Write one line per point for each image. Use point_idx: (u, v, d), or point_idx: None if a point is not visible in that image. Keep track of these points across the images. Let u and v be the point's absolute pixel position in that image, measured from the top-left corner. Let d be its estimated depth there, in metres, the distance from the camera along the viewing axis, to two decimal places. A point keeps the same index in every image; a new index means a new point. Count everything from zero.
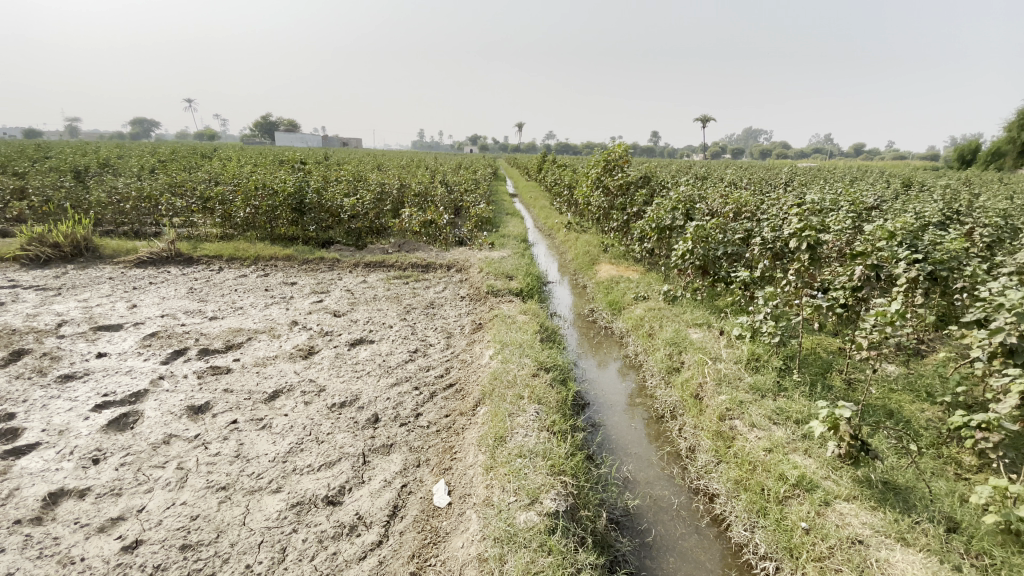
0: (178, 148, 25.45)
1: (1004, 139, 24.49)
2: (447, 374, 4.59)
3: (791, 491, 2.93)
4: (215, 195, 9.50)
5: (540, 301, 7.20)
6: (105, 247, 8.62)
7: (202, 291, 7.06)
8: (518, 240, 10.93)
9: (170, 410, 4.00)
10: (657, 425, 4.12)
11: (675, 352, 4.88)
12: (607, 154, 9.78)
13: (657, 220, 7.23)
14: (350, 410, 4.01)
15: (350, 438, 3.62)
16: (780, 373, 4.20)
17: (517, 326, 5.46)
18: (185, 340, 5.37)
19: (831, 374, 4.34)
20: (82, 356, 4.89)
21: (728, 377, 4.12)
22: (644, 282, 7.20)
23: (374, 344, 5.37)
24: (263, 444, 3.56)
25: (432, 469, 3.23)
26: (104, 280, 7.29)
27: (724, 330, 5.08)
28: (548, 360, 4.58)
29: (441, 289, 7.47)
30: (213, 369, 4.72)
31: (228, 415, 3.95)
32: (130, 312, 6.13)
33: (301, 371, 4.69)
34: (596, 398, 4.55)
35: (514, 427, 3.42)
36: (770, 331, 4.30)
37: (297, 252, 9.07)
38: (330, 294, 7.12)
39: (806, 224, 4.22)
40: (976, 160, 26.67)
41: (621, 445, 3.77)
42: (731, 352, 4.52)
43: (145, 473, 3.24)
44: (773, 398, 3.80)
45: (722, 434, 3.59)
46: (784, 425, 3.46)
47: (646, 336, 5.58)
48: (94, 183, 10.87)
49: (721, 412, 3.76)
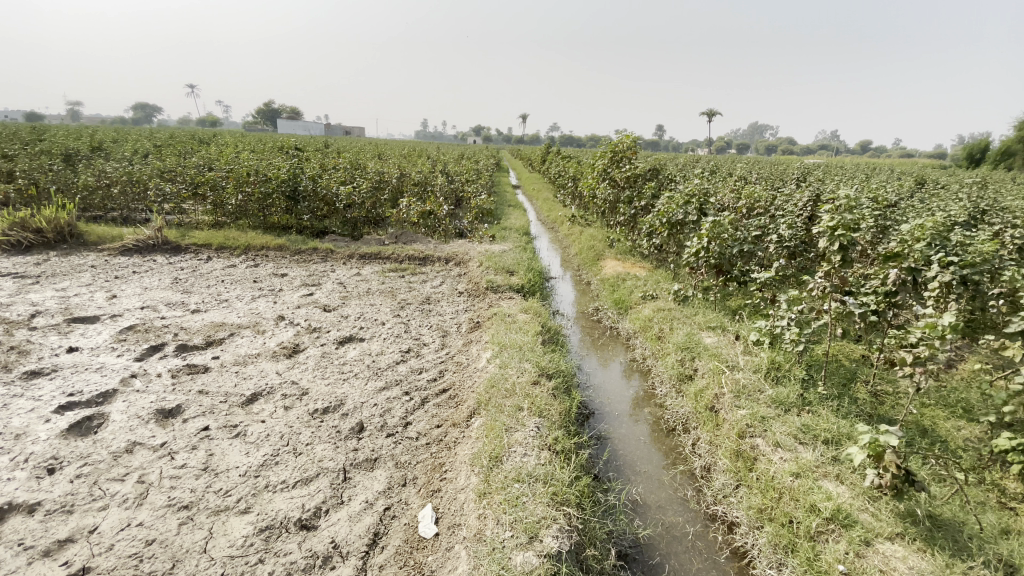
0: (178, 134, 24.88)
1: (1015, 138, 23.93)
2: (441, 378, 4.25)
3: (824, 526, 2.59)
4: (205, 180, 9.12)
5: (542, 297, 6.86)
6: (90, 233, 8.25)
7: (187, 282, 6.71)
8: (520, 234, 10.54)
9: (138, 413, 3.66)
10: (668, 439, 3.79)
11: (688, 358, 4.52)
12: (614, 145, 9.35)
13: (668, 214, 6.84)
14: (332, 417, 3.67)
15: (331, 451, 3.27)
16: (803, 385, 3.84)
17: (517, 327, 5.10)
18: (163, 334, 5.04)
19: (856, 386, 3.99)
20: (52, 350, 4.55)
21: (747, 389, 3.76)
22: (652, 280, 6.84)
23: (364, 343, 5.03)
24: (235, 455, 3.23)
25: (419, 490, 2.89)
26: (85, 269, 6.94)
27: (740, 335, 4.72)
28: (550, 365, 4.23)
29: (438, 284, 7.11)
30: (189, 368, 4.38)
31: (201, 420, 3.61)
32: (109, 303, 5.79)
33: (284, 372, 4.35)
34: (601, 406, 4.21)
35: (511, 444, 3.08)
36: (793, 339, 3.94)
37: (289, 242, 8.71)
38: (321, 287, 6.76)
39: (838, 221, 3.74)
40: (985, 159, 26.02)
41: (629, 462, 3.44)
42: (748, 359, 4.16)
43: (102, 487, 2.91)
44: (797, 414, 3.45)
45: (742, 454, 3.26)
46: (812, 446, 3.12)
47: (655, 339, 5.23)
48: (82, 166, 10.49)
49: (740, 428, 3.41)
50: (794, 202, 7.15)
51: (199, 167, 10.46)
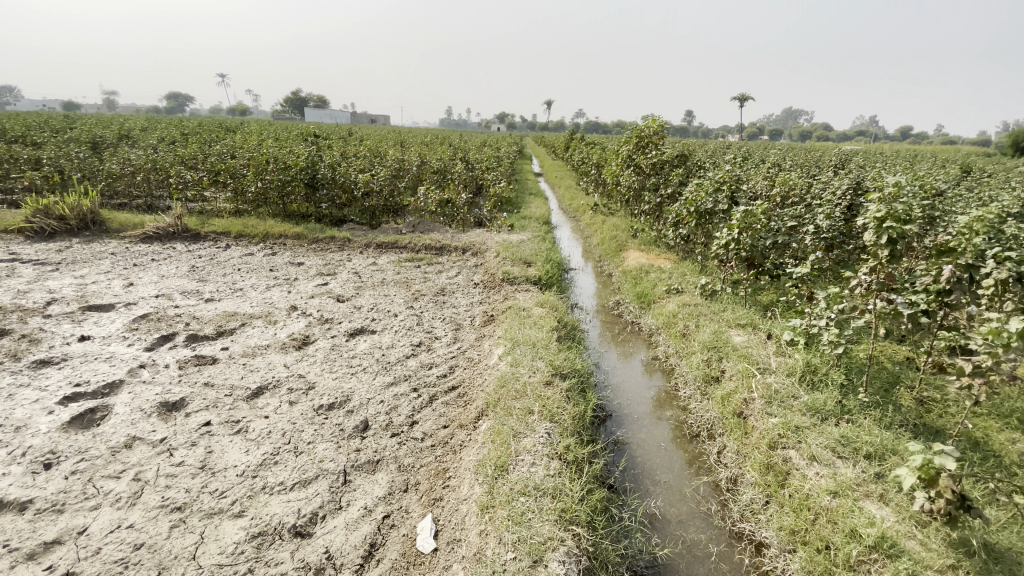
0: (206, 123, 25.21)
1: None
2: (451, 375, 4.07)
3: (866, 554, 2.30)
4: (225, 168, 9.12)
5: (561, 290, 6.62)
6: (114, 221, 8.33)
7: (204, 270, 6.68)
8: (540, 223, 10.25)
9: (141, 407, 3.59)
10: (691, 446, 3.53)
11: (715, 358, 4.22)
12: (639, 130, 8.94)
13: (696, 203, 6.46)
14: (337, 414, 3.53)
15: (332, 451, 3.13)
16: (842, 391, 3.51)
17: (532, 322, 4.87)
18: (175, 324, 4.99)
19: (900, 393, 3.66)
20: (64, 339, 4.55)
21: (779, 394, 3.46)
22: (678, 273, 6.50)
23: (374, 335, 4.88)
24: (234, 453, 3.12)
25: (420, 497, 2.72)
26: (106, 256, 6.99)
27: (772, 335, 4.40)
28: (565, 365, 4.00)
29: (454, 275, 6.92)
30: (197, 359, 4.31)
31: (203, 415, 3.52)
32: (125, 291, 5.80)
33: (291, 365, 4.24)
34: (619, 409, 3.97)
35: (519, 452, 2.87)
36: (832, 340, 3.60)
37: (307, 230, 8.66)
38: (336, 277, 6.66)
39: (886, 212, 3.34)
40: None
41: (649, 471, 3.20)
42: (781, 362, 3.84)
43: (96, 485, 2.83)
44: (835, 424, 3.15)
45: (772, 467, 2.98)
46: (852, 462, 2.82)
47: (679, 336, 4.93)
48: (109, 154, 10.63)
49: (771, 438, 3.12)
50: (833, 190, 6.67)
51: (221, 155, 10.48)
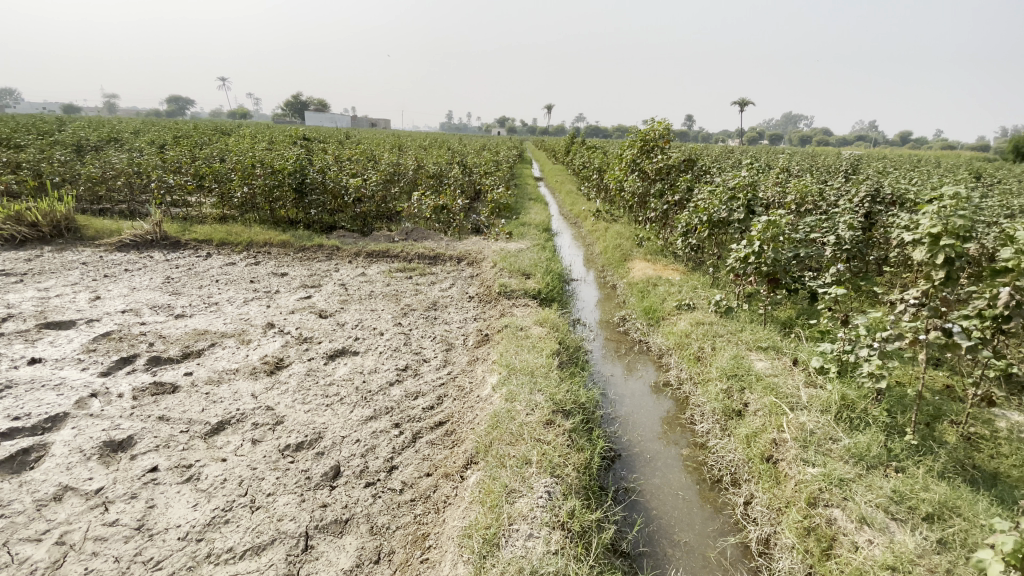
0: (203, 126, 24.80)
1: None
2: (438, 407, 3.61)
3: None
4: (209, 172, 8.67)
5: (562, 304, 6.17)
6: (90, 228, 7.89)
7: (179, 282, 6.21)
8: (540, 230, 9.80)
9: (81, 447, 3.11)
10: (713, 496, 3.06)
11: (736, 388, 3.76)
12: (644, 133, 8.53)
13: (708, 211, 6.00)
14: (305, 457, 3.06)
15: (294, 506, 2.66)
16: (887, 433, 3.05)
17: (530, 344, 4.40)
18: (138, 344, 4.53)
19: (946, 429, 3.20)
20: (12, 362, 4.08)
21: (816, 437, 2.99)
22: (688, 286, 6.05)
23: (356, 358, 4.42)
24: (179, 509, 2.65)
25: (393, 572, 2.25)
26: (76, 266, 6.53)
27: (799, 360, 3.95)
28: (568, 399, 3.54)
29: (448, 287, 6.46)
30: (155, 387, 3.83)
31: (150, 458, 3.05)
32: (90, 305, 5.33)
33: (260, 394, 3.78)
34: (629, 447, 3.50)
35: (512, 518, 2.42)
36: (874, 373, 3.14)
37: (294, 238, 8.21)
38: (321, 289, 6.20)
39: (943, 228, 2.90)
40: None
41: (666, 531, 2.73)
42: (813, 396, 3.38)
43: (11, 551, 2.36)
44: (886, 476, 2.68)
45: (815, 531, 2.51)
46: (911, 526, 2.36)
47: (693, 361, 4.46)
48: (90, 156, 10.16)
49: (810, 493, 2.66)
50: (851, 197, 6.23)
51: (207, 158, 10.03)
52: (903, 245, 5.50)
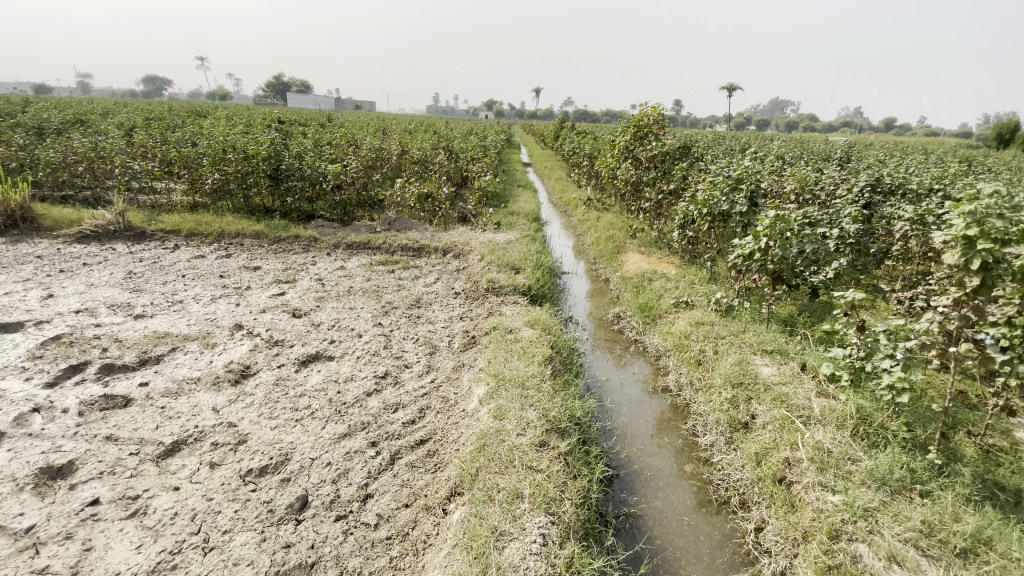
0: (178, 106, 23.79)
1: None
2: (420, 423, 3.28)
3: None
4: (178, 157, 8.12)
5: (554, 300, 5.86)
6: (48, 217, 7.35)
7: (143, 278, 5.76)
8: (529, 220, 9.43)
9: (13, 475, 2.67)
10: (720, 520, 2.81)
11: (743, 398, 3.50)
12: (638, 119, 8.14)
13: (708, 204, 5.68)
14: (269, 485, 2.72)
15: (253, 547, 2.32)
16: (907, 451, 2.81)
17: (521, 349, 4.09)
18: (91, 348, 4.09)
19: (967, 442, 2.97)
20: None
21: (834, 459, 2.75)
22: (685, 282, 5.76)
23: (331, 363, 4.08)
24: (120, 552, 2.27)
25: None
26: (31, 260, 6.03)
27: (808, 366, 3.69)
28: (563, 416, 3.24)
29: (432, 282, 6.10)
30: (105, 401, 3.38)
31: (92, 489, 2.63)
32: (41, 304, 4.87)
33: (223, 408, 3.41)
34: (628, 464, 3.23)
35: (503, 568, 2.13)
36: (896, 387, 2.88)
37: (268, 228, 7.74)
38: (296, 285, 5.80)
39: (981, 230, 2.64)
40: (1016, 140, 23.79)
41: (671, 566, 2.46)
42: (827, 409, 3.13)
43: None
44: (913, 505, 2.44)
45: (838, 568, 2.26)
46: (948, 567, 2.11)
47: (694, 365, 4.19)
48: (51, 140, 9.50)
49: (832, 525, 2.42)
50: (854, 186, 5.93)
51: (178, 142, 9.45)
52: (907, 238, 5.25)
